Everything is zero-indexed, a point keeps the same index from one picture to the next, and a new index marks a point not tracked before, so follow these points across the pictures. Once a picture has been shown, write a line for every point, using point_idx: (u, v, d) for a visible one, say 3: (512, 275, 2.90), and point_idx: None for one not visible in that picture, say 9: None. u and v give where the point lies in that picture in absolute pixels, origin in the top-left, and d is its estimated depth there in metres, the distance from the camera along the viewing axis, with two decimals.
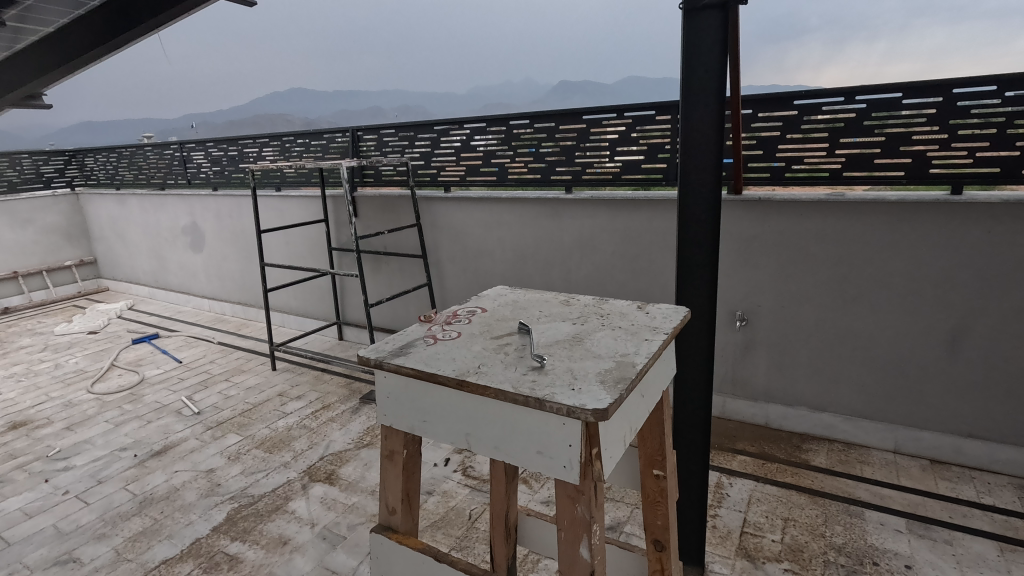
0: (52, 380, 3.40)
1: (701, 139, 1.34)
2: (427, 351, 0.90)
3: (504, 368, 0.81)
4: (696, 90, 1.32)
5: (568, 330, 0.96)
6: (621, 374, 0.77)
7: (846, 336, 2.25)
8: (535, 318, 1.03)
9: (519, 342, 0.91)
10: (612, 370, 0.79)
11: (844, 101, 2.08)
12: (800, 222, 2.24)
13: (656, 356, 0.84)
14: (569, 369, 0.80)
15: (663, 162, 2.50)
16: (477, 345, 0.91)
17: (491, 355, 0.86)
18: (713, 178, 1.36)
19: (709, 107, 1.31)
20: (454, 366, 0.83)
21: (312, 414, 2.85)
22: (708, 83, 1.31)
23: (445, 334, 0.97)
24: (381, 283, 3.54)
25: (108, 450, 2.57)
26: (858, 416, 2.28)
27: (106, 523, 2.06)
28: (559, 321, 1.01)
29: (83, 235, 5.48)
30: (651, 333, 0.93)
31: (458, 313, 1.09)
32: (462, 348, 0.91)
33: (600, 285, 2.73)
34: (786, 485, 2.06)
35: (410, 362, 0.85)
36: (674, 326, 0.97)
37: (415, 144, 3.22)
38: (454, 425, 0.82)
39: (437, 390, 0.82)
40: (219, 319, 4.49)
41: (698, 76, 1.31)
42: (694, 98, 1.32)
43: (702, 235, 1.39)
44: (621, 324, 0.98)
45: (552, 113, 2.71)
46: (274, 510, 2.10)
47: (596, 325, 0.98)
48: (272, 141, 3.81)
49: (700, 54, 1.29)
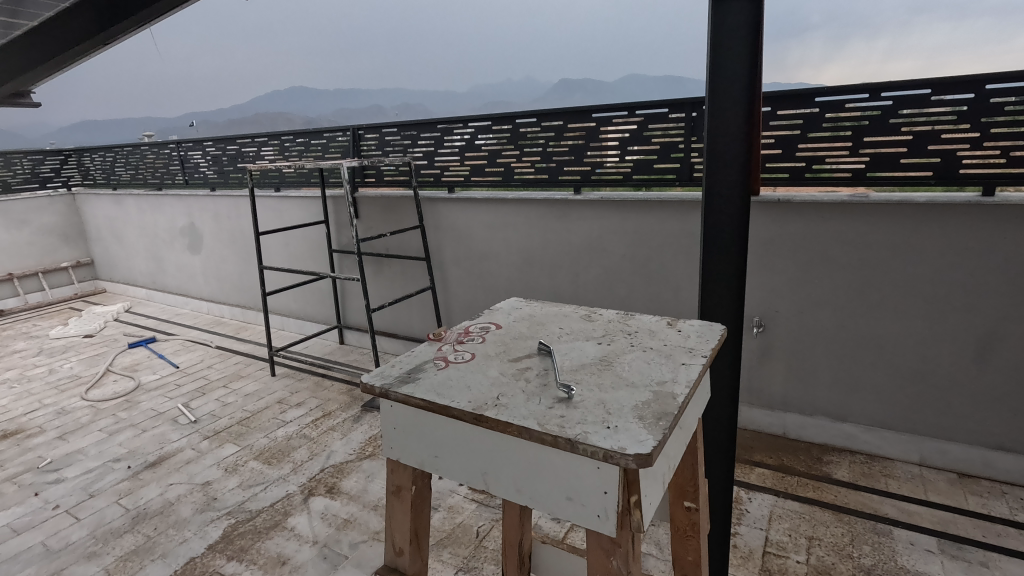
0: (46, 387, 3.31)
1: (727, 142, 1.25)
2: (439, 377, 0.80)
3: (526, 400, 0.72)
4: (723, 89, 1.22)
5: (593, 351, 0.87)
6: (662, 409, 0.68)
7: (868, 343, 2.15)
8: (556, 337, 0.94)
9: (541, 366, 0.82)
10: (651, 403, 0.70)
11: (868, 98, 1.99)
12: (820, 225, 2.15)
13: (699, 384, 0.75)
14: (602, 401, 0.71)
15: (676, 162, 2.40)
16: (494, 368, 0.82)
17: (510, 383, 0.77)
18: (740, 185, 1.26)
19: (737, 110, 1.22)
20: (470, 396, 0.73)
21: (312, 422, 2.76)
22: (736, 82, 1.21)
23: (457, 356, 0.88)
24: (383, 286, 3.45)
25: (100, 461, 2.48)
26: (880, 426, 2.19)
27: (97, 541, 1.97)
28: (583, 341, 0.91)
29: (80, 235, 5.39)
30: (688, 356, 0.83)
31: (470, 330, 1.00)
32: (478, 373, 0.81)
33: (610, 289, 2.64)
34: (808, 501, 1.97)
35: (420, 392, 0.75)
36: (712, 346, 0.87)
37: (417, 143, 3.13)
38: (470, 463, 0.72)
39: (451, 424, 0.73)
40: (217, 321, 4.40)
41: (725, 74, 1.21)
42: (721, 97, 1.23)
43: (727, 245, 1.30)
44: (652, 344, 0.89)
45: (560, 111, 2.61)
46: (273, 527, 2.01)
47: (625, 346, 0.88)
48: (271, 140, 3.72)
49: (728, 52, 1.20)
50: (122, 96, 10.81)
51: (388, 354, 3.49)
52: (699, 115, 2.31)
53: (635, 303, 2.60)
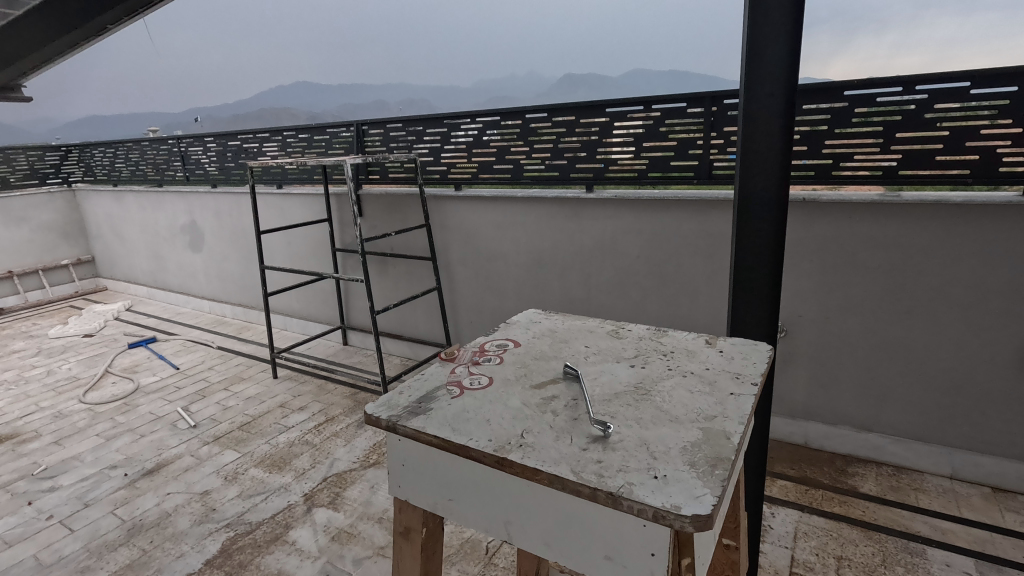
0: (43, 389, 3.24)
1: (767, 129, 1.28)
2: (452, 408, 0.72)
3: (555, 439, 0.64)
4: (763, 77, 1.25)
5: (627, 378, 0.79)
6: (715, 454, 0.60)
7: (897, 350, 2.05)
8: (585, 363, 0.86)
9: (568, 396, 0.74)
10: (702, 446, 0.62)
11: (902, 92, 1.88)
12: (848, 226, 2.04)
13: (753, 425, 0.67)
14: (643, 441, 0.63)
15: (694, 160, 2.29)
16: (516, 397, 0.75)
17: (536, 416, 0.69)
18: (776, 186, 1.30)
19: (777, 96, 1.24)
20: (491, 434, 0.65)
21: (315, 428, 2.67)
22: (776, 70, 1.24)
23: (470, 382, 0.79)
24: (387, 286, 3.35)
25: (97, 469, 2.40)
26: (908, 437, 2.09)
27: (91, 555, 1.89)
28: (614, 366, 0.83)
29: (81, 233, 5.31)
30: (734, 386, 0.75)
31: (486, 349, 0.91)
32: (497, 403, 0.73)
33: (624, 290, 2.53)
34: (835, 517, 1.87)
35: (432, 428, 0.67)
36: (761, 372, 0.80)
37: (423, 139, 3.02)
38: (491, 510, 0.64)
39: (469, 466, 0.65)
40: (219, 321, 4.32)
41: (765, 64, 1.25)
42: (760, 83, 1.26)
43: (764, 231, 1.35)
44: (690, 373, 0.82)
45: (572, 105, 2.51)
46: (273, 541, 1.92)
47: (662, 372, 0.80)
48: (273, 136, 3.62)
49: (765, 38, 1.24)
50: (123, 91, 10.70)
51: (393, 356, 3.41)
52: (719, 110, 2.20)
53: (650, 307, 2.50)
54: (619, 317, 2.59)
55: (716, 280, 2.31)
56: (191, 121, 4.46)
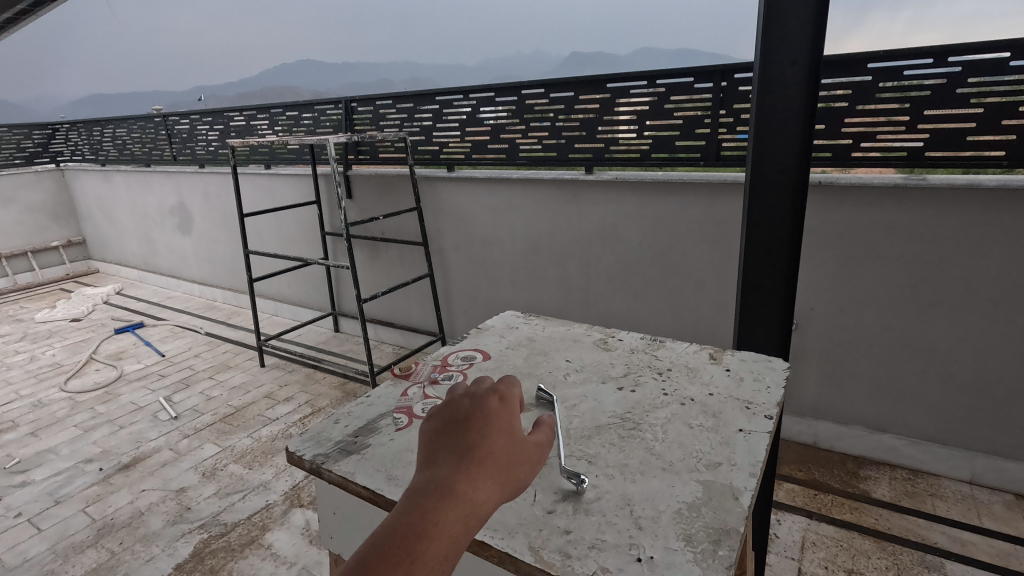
0: (25, 376, 3.15)
1: (789, 95, 1.32)
2: (384, 452, 0.86)
3: (514, 503, 0.73)
4: (784, 55, 1.30)
5: (613, 412, 0.94)
6: (710, 521, 0.68)
7: (918, 347, 1.90)
8: (572, 403, 0.98)
9: None
10: (691, 515, 0.69)
11: (932, 65, 1.70)
12: (868, 212, 1.88)
13: (758, 489, 0.74)
14: (625, 506, 0.71)
15: (701, 139, 2.13)
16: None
17: None
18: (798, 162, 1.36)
19: (798, 62, 1.29)
20: None
21: (300, 420, 2.56)
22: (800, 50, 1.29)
23: (414, 401, 1.01)
24: (379, 272, 3.22)
25: (72, 463, 2.31)
26: (926, 439, 1.96)
27: (57, 557, 1.80)
28: (602, 417, 0.92)
29: (70, 214, 5.18)
30: (729, 430, 0.87)
31: (447, 366, 1.12)
32: None
33: (624, 279, 2.39)
34: (845, 525, 1.74)
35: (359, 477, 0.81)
36: (777, 410, 0.94)
37: (414, 117, 2.85)
38: None
39: None
40: (210, 306, 4.21)
41: (786, 43, 1.29)
42: (779, 58, 1.30)
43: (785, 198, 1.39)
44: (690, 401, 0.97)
45: (571, 81, 2.33)
46: (248, 544, 1.82)
47: (655, 415, 0.92)
48: (260, 113, 3.46)
49: (787, 17, 1.27)
50: None
51: (384, 343, 3.29)
52: (729, 85, 2.02)
53: (652, 297, 2.35)
54: (618, 308, 2.45)
55: (722, 270, 2.16)
56: (197, 99, 4.20)
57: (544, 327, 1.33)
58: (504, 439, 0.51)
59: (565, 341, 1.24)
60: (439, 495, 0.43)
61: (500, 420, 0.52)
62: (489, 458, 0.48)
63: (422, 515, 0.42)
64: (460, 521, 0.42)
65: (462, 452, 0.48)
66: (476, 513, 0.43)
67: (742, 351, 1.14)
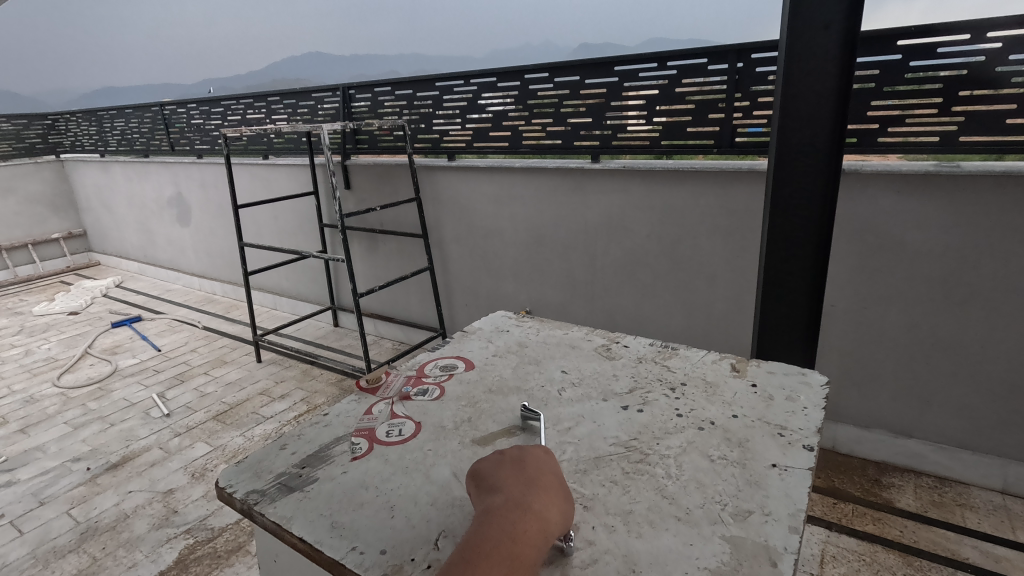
0: (19, 370, 3.09)
1: (821, 64, 1.36)
2: (329, 492, 0.77)
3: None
4: (815, 29, 1.34)
5: (617, 439, 0.84)
6: None
7: (947, 348, 1.78)
8: (568, 425, 0.89)
9: None
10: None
11: (969, 41, 1.56)
12: (896, 202, 1.74)
13: (798, 548, 0.64)
14: (631, 570, 0.61)
15: (714, 125, 2.00)
16: (450, 483, 0.77)
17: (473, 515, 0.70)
18: (829, 136, 1.41)
19: (834, 26, 1.32)
20: (377, 536, 0.69)
21: (295, 419, 2.47)
22: (831, 24, 1.32)
23: (377, 423, 0.93)
24: (378, 266, 3.13)
25: (59, 461, 2.24)
26: (954, 445, 1.84)
27: (36, 562, 1.72)
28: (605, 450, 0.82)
29: (71, 205, 5.13)
30: (756, 467, 0.78)
31: (422, 378, 1.06)
32: (405, 484, 0.78)
33: (632, 274, 2.28)
34: (868, 538, 1.63)
35: (294, 524, 0.72)
36: (812, 440, 0.83)
37: (413, 104, 2.74)
38: None
39: None
40: (208, 299, 4.14)
41: (815, 17, 1.33)
42: (807, 29, 1.34)
43: (819, 161, 1.44)
44: (708, 425, 0.88)
45: (576, 64, 2.20)
46: (235, 551, 1.74)
47: (672, 446, 0.83)
48: (257, 101, 3.36)
49: None
50: None
51: (384, 339, 3.20)
52: (745, 66, 1.89)
53: (662, 293, 2.23)
54: (626, 303, 2.33)
55: (736, 263, 2.04)
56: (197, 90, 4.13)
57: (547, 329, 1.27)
58: (549, 468, 0.67)
59: (561, 348, 1.16)
60: (515, 513, 0.59)
61: (542, 458, 0.69)
62: (544, 482, 0.64)
63: (509, 530, 0.57)
64: (537, 532, 0.57)
65: (523, 479, 0.64)
66: (547, 527, 0.59)
67: (768, 363, 1.06)
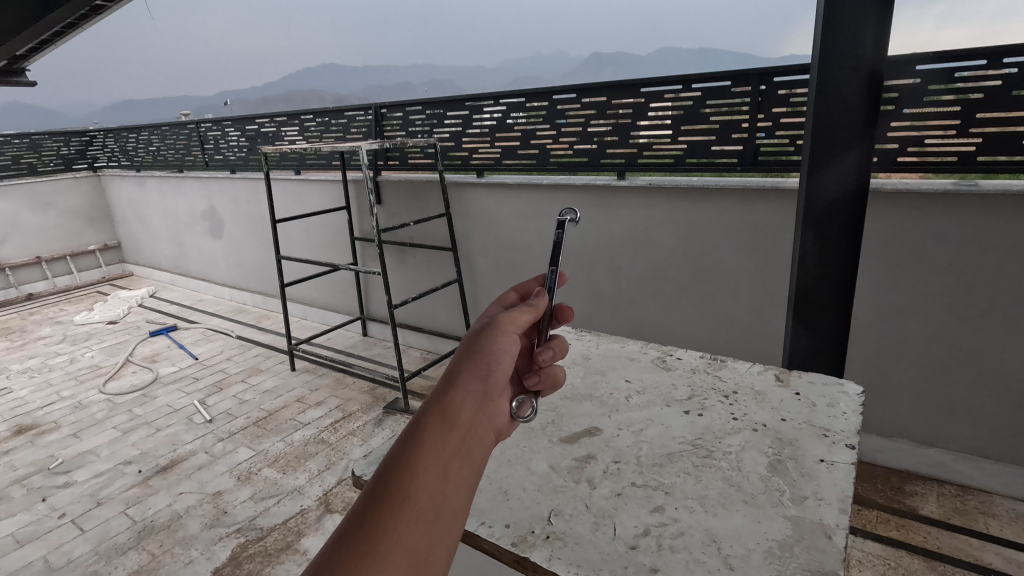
0: (66, 377, 3.24)
1: (849, 92, 1.46)
2: None
3: (595, 537, 0.76)
4: (845, 58, 1.43)
5: (667, 445, 0.95)
6: (795, 560, 0.70)
7: (968, 358, 1.83)
8: (639, 427, 1.01)
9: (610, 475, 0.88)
10: (780, 549, 0.72)
11: (987, 66, 1.64)
12: (917, 218, 1.81)
13: (850, 526, 0.75)
14: (712, 543, 0.73)
15: (738, 144, 2.09)
16: (549, 473, 0.90)
17: (569, 498, 0.84)
18: (857, 157, 1.50)
19: (862, 57, 1.41)
20: (503, 518, 0.81)
21: (332, 425, 2.57)
22: (859, 54, 1.42)
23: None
24: (407, 277, 3.24)
25: (111, 464, 2.36)
26: (975, 454, 1.89)
27: (100, 558, 1.84)
28: (668, 452, 0.93)
29: (106, 218, 5.32)
30: (810, 459, 0.89)
31: None
32: (516, 476, 0.91)
33: (656, 286, 2.36)
34: (893, 543, 1.69)
35: None
36: (856, 432, 0.95)
37: (444, 122, 2.85)
38: None
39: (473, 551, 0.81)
40: (240, 309, 4.28)
41: (846, 47, 1.42)
42: (837, 60, 1.44)
43: (848, 179, 1.53)
44: (761, 425, 0.99)
45: (604, 85, 2.31)
46: (285, 549, 1.84)
47: (735, 443, 0.94)
48: (291, 119, 3.50)
49: (848, 18, 1.40)
50: None
51: (412, 348, 3.30)
52: (768, 88, 1.98)
53: (685, 304, 2.31)
54: (651, 315, 2.41)
55: (758, 277, 2.12)
56: (221, 104, 4.25)
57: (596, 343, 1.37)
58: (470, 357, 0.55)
59: (622, 359, 1.28)
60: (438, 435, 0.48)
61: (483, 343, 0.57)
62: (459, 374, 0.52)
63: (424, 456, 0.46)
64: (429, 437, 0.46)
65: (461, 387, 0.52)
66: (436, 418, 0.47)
67: (810, 372, 1.14)
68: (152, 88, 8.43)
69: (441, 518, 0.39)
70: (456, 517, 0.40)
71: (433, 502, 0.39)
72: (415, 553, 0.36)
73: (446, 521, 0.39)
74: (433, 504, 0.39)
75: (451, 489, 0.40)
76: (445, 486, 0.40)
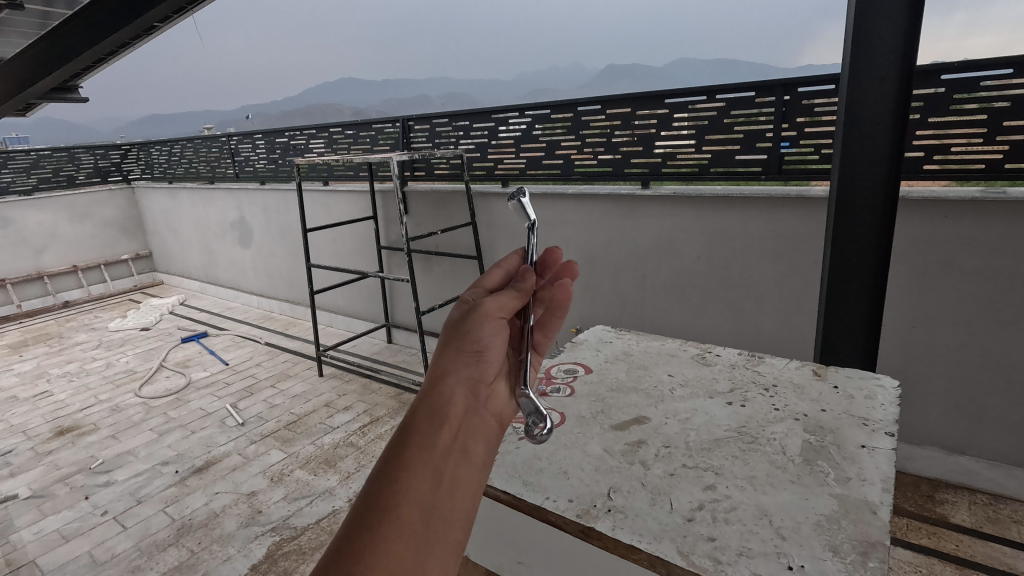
0: (102, 381, 3.34)
1: (879, 100, 1.50)
2: (518, 463, 0.97)
3: (654, 510, 0.83)
4: (876, 65, 1.48)
5: (711, 435, 1.01)
6: (845, 534, 0.76)
7: (999, 366, 1.83)
8: (686, 416, 1.08)
9: (662, 461, 0.95)
10: (829, 524, 0.78)
11: (1012, 75, 1.65)
12: (946, 226, 1.82)
13: (893, 503, 0.82)
14: (764, 516, 0.80)
15: (762, 153, 2.12)
16: (605, 455, 0.97)
17: (625, 476, 0.91)
18: (886, 163, 1.54)
19: (892, 65, 1.46)
20: (570, 494, 0.88)
21: (360, 429, 2.63)
22: (889, 62, 1.46)
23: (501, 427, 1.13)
24: (432, 285, 3.30)
25: (149, 464, 2.44)
26: (1007, 462, 1.88)
27: (142, 554, 1.90)
28: (714, 440, 0.99)
29: (139, 228, 5.50)
30: (849, 448, 0.95)
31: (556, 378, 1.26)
32: (574, 457, 0.98)
33: (682, 293, 2.38)
34: (923, 550, 1.68)
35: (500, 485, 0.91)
36: (892, 425, 1.02)
37: (469, 134, 2.93)
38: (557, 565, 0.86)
39: (529, 524, 0.87)
40: (267, 316, 4.39)
41: (877, 55, 1.47)
42: (866, 70, 1.48)
43: (878, 184, 1.56)
44: (801, 416, 1.06)
45: (630, 97, 2.36)
46: (318, 548, 1.88)
47: (781, 433, 1.00)
48: (320, 132, 3.60)
49: (878, 27, 1.44)
50: None
51: None
52: (792, 98, 2.01)
53: (710, 313, 2.33)
54: (676, 321, 2.43)
55: (786, 284, 2.13)
56: (246, 117, 4.38)
57: (634, 346, 1.43)
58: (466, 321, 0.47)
59: (662, 357, 1.35)
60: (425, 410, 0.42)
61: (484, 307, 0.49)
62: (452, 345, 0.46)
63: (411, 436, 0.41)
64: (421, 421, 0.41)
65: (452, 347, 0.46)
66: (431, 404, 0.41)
67: (846, 368, 1.23)
68: (180, 102, 8.67)
69: (430, 530, 0.36)
70: (451, 523, 0.37)
71: (421, 513, 0.36)
72: (406, 573, 0.34)
73: (439, 531, 0.36)
74: (421, 514, 0.36)
75: (443, 498, 0.37)
76: (437, 495, 0.37)
